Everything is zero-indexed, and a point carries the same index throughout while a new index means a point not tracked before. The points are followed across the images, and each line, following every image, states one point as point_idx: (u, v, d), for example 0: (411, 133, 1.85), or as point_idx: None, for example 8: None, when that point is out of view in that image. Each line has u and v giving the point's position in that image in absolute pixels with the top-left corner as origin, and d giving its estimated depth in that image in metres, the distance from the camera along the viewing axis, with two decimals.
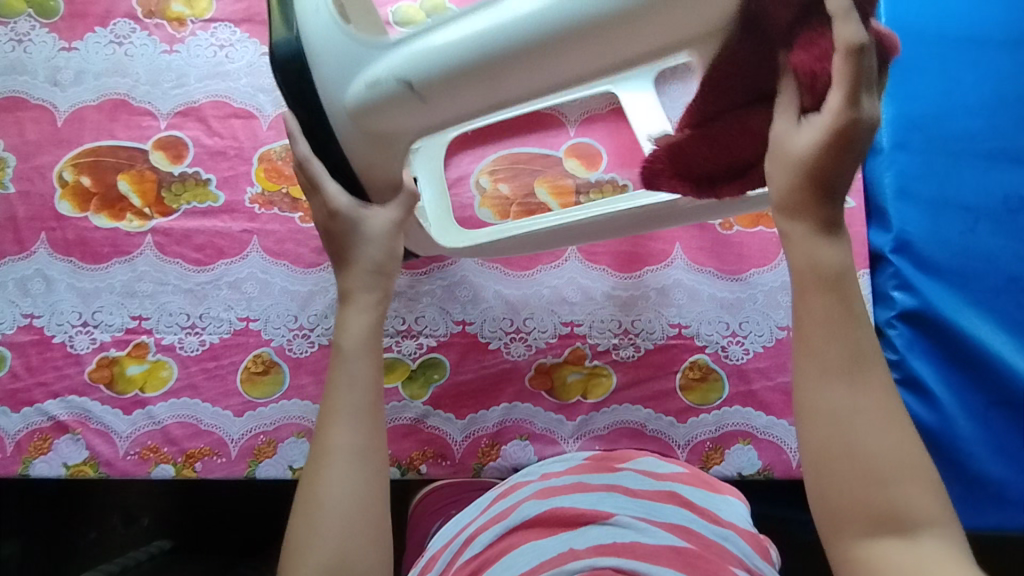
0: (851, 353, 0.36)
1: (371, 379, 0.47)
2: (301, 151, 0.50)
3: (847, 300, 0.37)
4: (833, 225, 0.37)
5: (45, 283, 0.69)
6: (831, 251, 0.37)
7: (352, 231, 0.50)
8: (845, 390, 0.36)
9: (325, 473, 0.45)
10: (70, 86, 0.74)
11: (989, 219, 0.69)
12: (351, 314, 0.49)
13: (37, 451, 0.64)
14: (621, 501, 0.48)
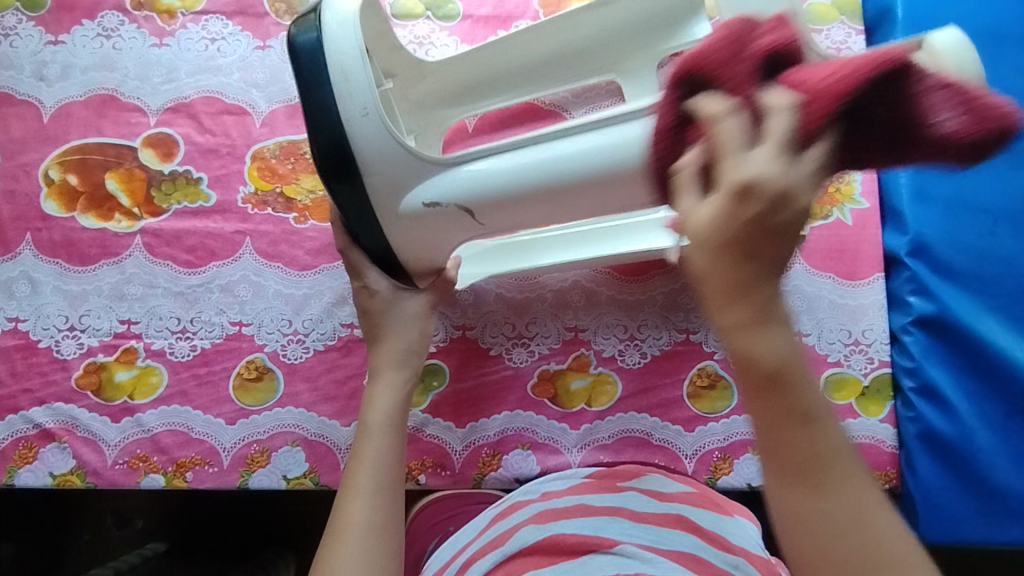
0: (806, 460, 0.31)
1: (394, 457, 0.50)
2: (341, 241, 0.56)
3: (796, 392, 0.31)
4: (764, 310, 0.31)
5: (30, 285, 0.66)
6: (765, 342, 0.31)
7: (388, 313, 0.57)
8: (815, 494, 0.31)
9: (341, 549, 0.44)
10: (57, 81, 0.71)
11: (1008, 221, 0.66)
12: (380, 393, 0.53)
13: (23, 460, 0.62)
14: (627, 527, 0.46)
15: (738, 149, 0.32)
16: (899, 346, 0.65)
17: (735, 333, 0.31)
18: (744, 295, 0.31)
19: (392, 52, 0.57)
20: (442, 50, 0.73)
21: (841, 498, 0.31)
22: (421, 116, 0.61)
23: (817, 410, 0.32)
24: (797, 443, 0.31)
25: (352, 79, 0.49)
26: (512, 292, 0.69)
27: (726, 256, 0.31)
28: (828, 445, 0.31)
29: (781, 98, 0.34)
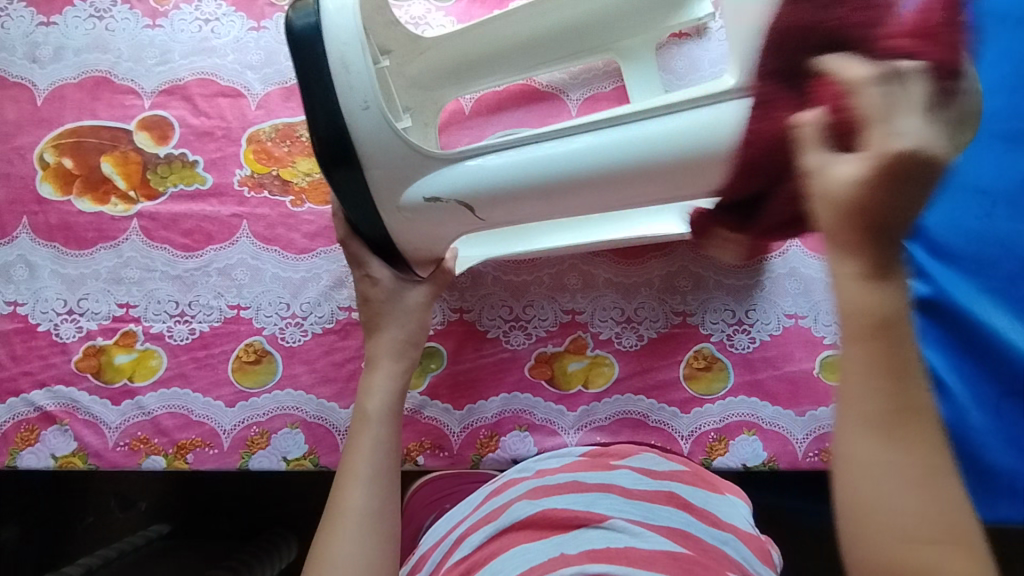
0: (897, 411, 0.30)
1: (391, 444, 0.51)
2: (341, 231, 0.56)
3: (898, 345, 0.30)
4: (889, 267, 0.31)
5: (28, 268, 0.67)
6: (881, 291, 0.31)
7: (388, 304, 0.57)
8: (886, 442, 0.30)
9: (339, 533, 0.45)
10: (49, 63, 0.71)
11: (1005, 202, 0.65)
12: (379, 378, 0.54)
13: (24, 442, 0.63)
14: (616, 503, 0.46)
15: (890, 115, 0.32)
16: None
17: (861, 287, 0.31)
18: (882, 261, 0.31)
19: (387, 27, 0.55)
20: (438, 30, 0.72)
21: (925, 458, 0.30)
22: (418, 93, 0.61)
23: (921, 375, 0.31)
24: (897, 394, 0.30)
25: (353, 69, 0.48)
26: (509, 274, 0.69)
27: (862, 201, 0.31)
28: (922, 406, 0.30)
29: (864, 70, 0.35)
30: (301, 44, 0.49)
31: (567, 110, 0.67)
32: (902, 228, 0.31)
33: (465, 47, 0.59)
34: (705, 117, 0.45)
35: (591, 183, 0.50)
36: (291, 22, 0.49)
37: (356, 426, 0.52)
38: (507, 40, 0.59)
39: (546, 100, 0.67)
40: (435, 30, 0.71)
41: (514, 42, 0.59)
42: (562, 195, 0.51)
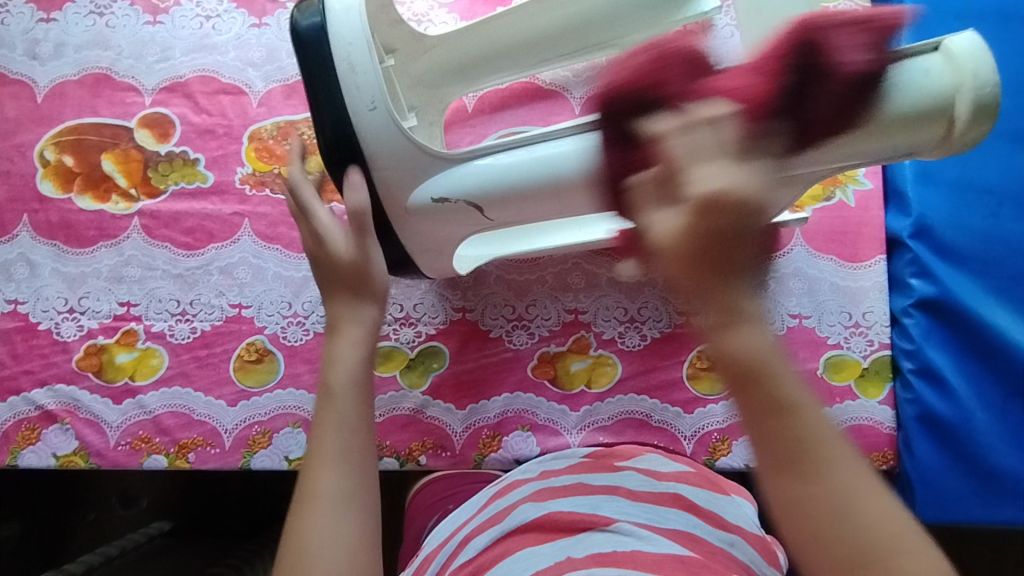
0: (793, 450, 0.32)
1: (363, 414, 0.43)
2: (295, 178, 0.50)
3: (774, 382, 0.32)
4: (735, 310, 0.33)
5: (29, 267, 0.66)
6: (735, 338, 0.32)
7: (329, 258, 0.47)
8: (796, 482, 0.32)
9: (312, 521, 0.39)
10: (49, 60, 0.70)
11: (1011, 203, 0.65)
12: (335, 338, 0.45)
13: (25, 441, 0.63)
14: (623, 506, 0.46)
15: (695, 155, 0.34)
16: (899, 328, 0.66)
17: (724, 334, 0.33)
18: (727, 308, 0.33)
19: (392, 26, 0.56)
20: (441, 28, 0.71)
21: (827, 480, 0.32)
22: (421, 91, 0.60)
23: (801, 401, 0.33)
24: (786, 432, 0.32)
25: (359, 68, 0.48)
26: (512, 273, 0.68)
27: (691, 255, 0.33)
28: (813, 432, 0.32)
29: (716, 108, 0.36)
30: (305, 45, 0.49)
31: (570, 109, 0.67)
32: (743, 267, 0.33)
33: (469, 44, 0.59)
34: None
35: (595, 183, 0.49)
36: (296, 21, 0.49)
37: (320, 403, 0.44)
38: (511, 37, 0.58)
39: (549, 99, 0.68)
40: (437, 28, 0.71)
41: (519, 39, 0.58)
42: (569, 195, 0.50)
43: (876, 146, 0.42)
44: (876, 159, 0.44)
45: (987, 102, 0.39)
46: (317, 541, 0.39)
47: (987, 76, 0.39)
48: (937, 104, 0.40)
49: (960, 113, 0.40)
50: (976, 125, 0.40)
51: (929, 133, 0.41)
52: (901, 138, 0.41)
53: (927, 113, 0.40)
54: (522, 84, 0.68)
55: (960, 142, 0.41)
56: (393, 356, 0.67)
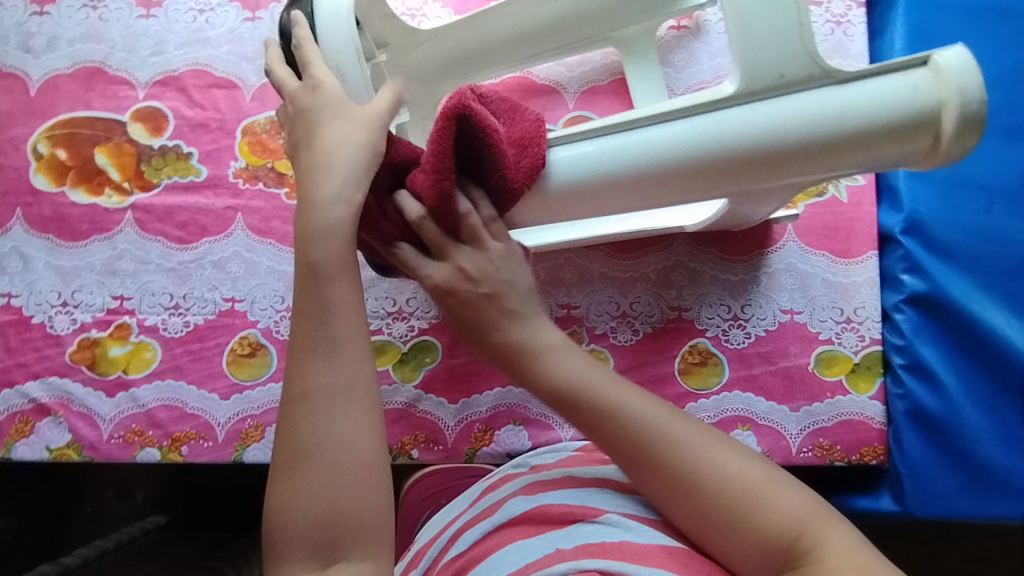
0: (633, 451, 0.41)
1: (352, 306, 0.42)
2: (299, 32, 0.48)
3: (591, 396, 0.43)
4: (526, 349, 0.45)
5: (23, 260, 0.66)
6: (548, 374, 0.44)
7: (329, 113, 0.46)
8: (645, 473, 0.41)
9: (305, 415, 0.40)
10: (43, 53, 0.70)
11: (1003, 199, 0.65)
12: (327, 186, 0.43)
13: (19, 434, 0.63)
14: (613, 497, 0.46)
15: (451, 243, 0.46)
16: (891, 324, 0.66)
17: (535, 375, 0.44)
18: (523, 351, 0.45)
19: (384, 20, 0.55)
20: (435, 22, 0.71)
21: (669, 462, 0.40)
22: (416, 87, 0.60)
23: (622, 403, 0.42)
24: (619, 439, 0.42)
25: (348, 77, 0.48)
26: None
27: (479, 333, 0.46)
28: (641, 427, 0.41)
29: (413, 206, 0.45)
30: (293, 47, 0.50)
31: (564, 104, 0.69)
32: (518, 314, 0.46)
33: (462, 37, 0.58)
34: (734, 119, 0.42)
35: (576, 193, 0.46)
36: (284, 25, 0.50)
37: (304, 284, 0.43)
38: (503, 31, 0.58)
39: (543, 93, 0.69)
40: (431, 22, 0.70)
41: (513, 33, 0.59)
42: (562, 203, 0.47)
43: (853, 161, 0.42)
44: (865, 167, 0.44)
45: (973, 117, 0.38)
46: (313, 432, 0.40)
47: (974, 93, 0.38)
48: (924, 117, 0.40)
49: (945, 126, 0.39)
50: (963, 137, 0.39)
51: (917, 145, 0.41)
52: (887, 150, 0.41)
53: (913, 126, 0.40)
54: (515, 78, 0.70)
55: (947, 155, 0.40)
56: (386, 350, 0.67)
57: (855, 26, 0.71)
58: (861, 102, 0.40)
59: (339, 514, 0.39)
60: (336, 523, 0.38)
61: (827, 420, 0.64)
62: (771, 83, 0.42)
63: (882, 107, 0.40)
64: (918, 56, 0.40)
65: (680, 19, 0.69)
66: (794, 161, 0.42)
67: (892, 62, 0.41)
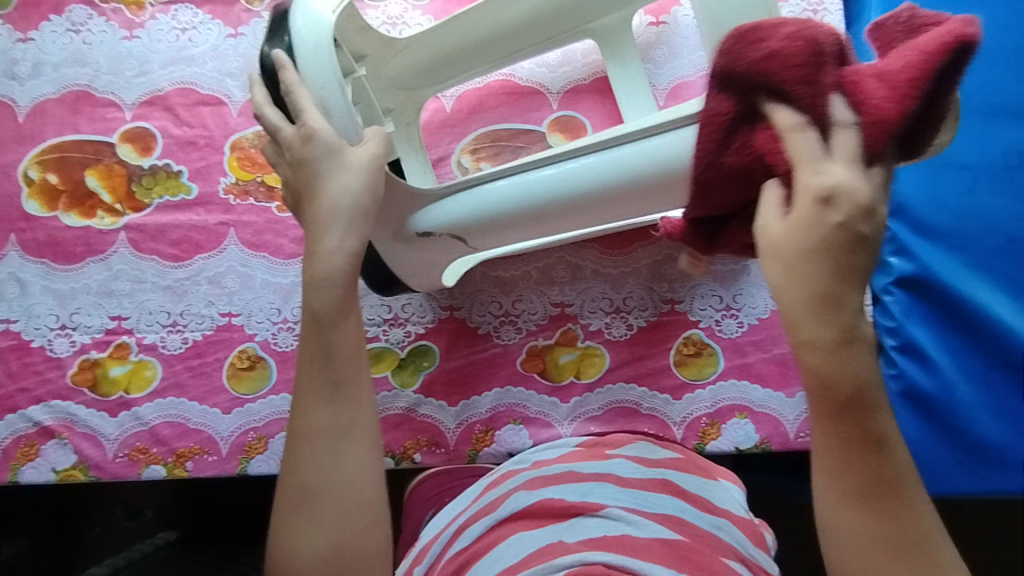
0: (881, 482, 0.33)
1: (355, 348, 0.44)
2: (289, 77, 0.48)
3: (865, 420, 0.32)
4: (854, 331, 0.32)
5: (19, 286, 0.67)
6: (820, 334, 0.32)
7: (325, 160, 0.46)
8: (861, 517, 0.33)
9: (309, 452, 0.42)
10: (29, 79, 0.71)
11: (988, 177, 0.66)
12: (328, 240, 0.44)
13: (25, 458, 0.63)
14: (613, 492, 0.47)
15: (813, 161, 0.32)
16: (882, 306, 0.68)
17: (829, 352, 0.32)
18: (833, 304, 0.32)
19: (361, 33, 0.56)
20: (415, 29, 0.72)
21: (910, 523, 0.33)
22: (397, 94, 0.62)
23: (892, 433, 0.33)
24: (874, 461, 0.33)
25: (333, 113, 0.48)
26: (496, 269, 0.69)
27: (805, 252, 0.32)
28: (898, 472, 0.33)
29: (842, 113, 0.34)
30: (276, 84, 0.51)
31: (548, 104, 0.71)
32: (864, 277, 0.32)
33: (441, 41, 0.59)
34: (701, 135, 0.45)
35: (571, 207, 0.51)
36: (265, 61, 0.50)
37: (307, 328, 0.43)
38: (480, 32, 0.58)
39: (526, 95, 0.71)
40: (411, 30, 0.71)
41: (488, 36, 0.59)
42: (553, 220, 0.53)
43: None
44: None
45: None
46: (318, 472, 0.41)
47: None
48: None
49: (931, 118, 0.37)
50: None
51: None
52: None
53: None
54: (499, 81, 0.71)
55: (929, 152, 0.39)
56: (383, 357, 0.67)
57: (831, 14, 0.72)
58: None
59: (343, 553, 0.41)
60: (338, 557, 0.40)
61: None
62: None
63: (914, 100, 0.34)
64: None
65: (656, 15, 0.70)
66: None
67: None
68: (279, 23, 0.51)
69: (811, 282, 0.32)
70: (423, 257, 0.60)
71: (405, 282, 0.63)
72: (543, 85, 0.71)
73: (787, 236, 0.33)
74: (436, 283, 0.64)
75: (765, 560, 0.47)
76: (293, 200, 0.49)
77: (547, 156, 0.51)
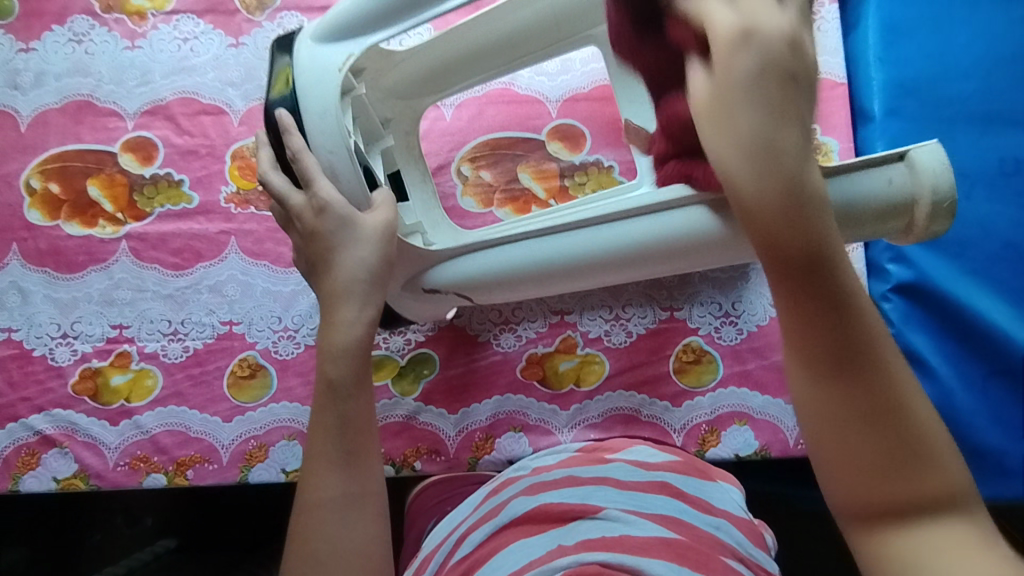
0: (844, 351, 0.32)
1: (368, 418, 0.46)
2: (295, 145, 0.48)
3: (823, 288, 0.32)
4: (784, 158, 0.32)
5: (21, 295, 0.67)
6: (764, 200, 0.32)
7: (339, 232, 0.48)
8: (833, 394, 0.32)
9: (320, 520, 0.43)
10: (31, 89, 0.71)
11: (984, 184, 0.66)
12: (346, 311, 0.47)
13: (25, 467, 0.64)
14: (611, 495, 0.47)
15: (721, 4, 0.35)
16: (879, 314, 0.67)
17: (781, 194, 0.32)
18: (770, 121, 0.32)
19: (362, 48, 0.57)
20: (415, 39, 0.73)
21: (878, 383, 0.32)
22: (396, 103, 0.62)
23: (860, 296, 0.33)
24: (841, 326, 0.32)
25: (342, 180, 0.49)
26: None
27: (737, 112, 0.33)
28: (866, 334, 0.32)
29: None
30: (281, 144, 0.51)
31: (547, 112, 0.71)
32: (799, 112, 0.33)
33: (442, 52, 0.59)
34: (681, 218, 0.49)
35: (575, 271, 0.55)
36: (270, 121, 0.51)
37: (324, 398, 0.46)
38: (480, 44, 0.59)
39: (526, 103, 0.71)
40: (411, 40, 0.72)
41: (487, 48, 0.59)
42: (556, 283, 0.57)
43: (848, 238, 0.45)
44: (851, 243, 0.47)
45: (943, 209, 0.43)
46: (327, 538, 0.43)
47: (944, 189, 0.43)
48: (900, 205, 0.44)
49: (919, 214, 0.44)
50: (935, 220, 0.44)
51: (894, 225, 0.45)
52: (870, 228, 0.45)
53: (894, 209, 0.44)
54: (498, 90, 0.72)
55: (919, 236, 0.46)
56: (384, 364, 0.68)
57: (829, 22, 0.72)
58: (861, 193, 0.44)
59: None
60: None
61: None
62: None
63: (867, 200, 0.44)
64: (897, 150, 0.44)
65: None
66: None
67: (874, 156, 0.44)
68: (283, 80, 0.51)
69: (742, 115, 0.33)
70: (430, 306, 0.62)
71: (407, 317, 0.63)
72: (542, 93, 0.72)
73: (720, 96, 0.33)
74: (440, 316, 0.65)
75: (764, 559, 0.47)
76: (307, 268, 0.51)
77: (538, 231, 0.54)
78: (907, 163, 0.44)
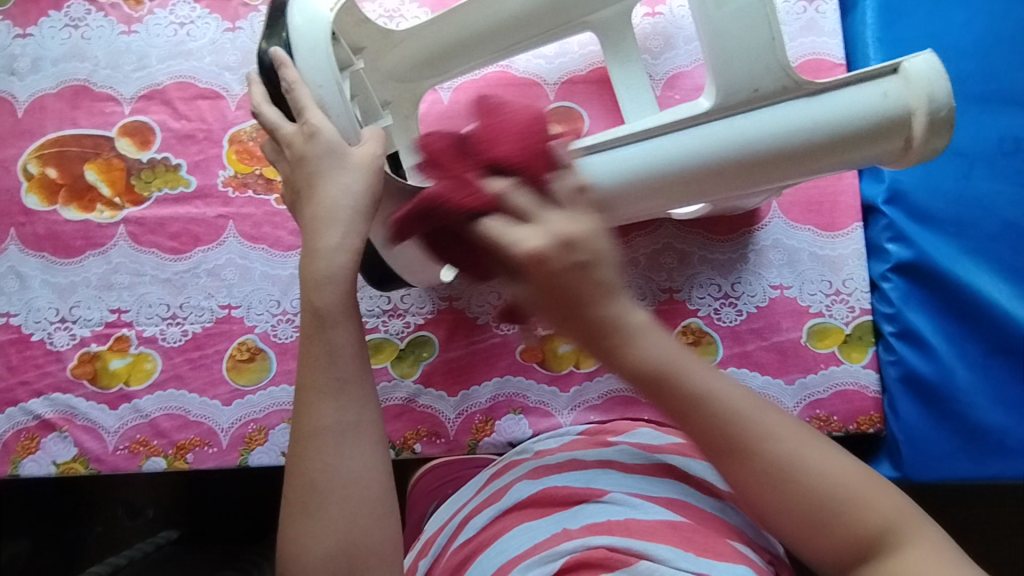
0: (721, 429, 0.44)
1: (358, 347, 0.45)
2: (288, 76, 0.49)
3: (674, 390, 0.44)
4: (618, 321, 0.44)
5: (19, 279, 0.67)
6: (635, 364, 0.44)
7: (327, 158, 0.48)
8: (742, 466, 0.44)
9: (314, 451, 0.42)
10: (28, 74, 0.71)
11: (983, 163, 0.66)
12: (330, 238, 0.46)
13: (25, 451, 0.64)
14: (616, 478, 0.47)
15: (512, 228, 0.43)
16: (880, 294, 0.66)
17: (673, 413, 0.44)
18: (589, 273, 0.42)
19: (358, 26, 0.57)
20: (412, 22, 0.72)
21: (757, 447, 0.43)
22: (395, 86, 0.62)
23: (708, 389, 0.44)
24: (709, 422, 0.44)
25: (333, 114, 0.50)
26: None
27: (576, 308, 0.43)
28: (728, 414, 0.44)
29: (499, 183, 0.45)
30: (274, 82, 0.52)
31: (546, 94, 0.71)
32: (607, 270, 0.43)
33: (438, 34, 0.59)
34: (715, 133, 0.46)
35: None
36: (262, 57, 0.52)
37: (310, 328, 0.45)
38: (476, 25, 0.59)
39: (524, 86, 0.71)
40: (409, 23, 0.71)
41: (485, 31, 0.59)
42: None
43: (854, 157, 0.45)
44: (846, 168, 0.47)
45: (941, 120, 0.43)
46: (325, 469, 0.42)
47: (941, 98, 0.43)
48: (898, 120, 0.44)
49: (918, 128, 0.43)
50: (932, 138, 0.44)
51: (890, 146, 0.45)
52: (865, 151, 0.45)
53: (892, 124, 0.44)
54: (495, 73, 0.72)
55: (918, 155, 0.45)
56: (383, 347, 0.68)
57: (826, 3, 0.72)
58: (850, 108, 0.44)
59: (354, 553, 0.41)
60: (349, 553, 0.41)
61: (822, 391, 0.65)
62: (745, 97, 0.45)
63: (853, 117, 0.44)
64: (890, 62, 0.44)
65: (653, 5, 0.72)
66: (781, 165, 0.46)
67: (865, 71, 0.44)
68: (274, 21, 0.52)
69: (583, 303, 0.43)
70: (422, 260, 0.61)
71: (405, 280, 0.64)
72: (539, 76, 0.71)
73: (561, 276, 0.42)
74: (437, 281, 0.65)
75: (767, 540, 0.47)
76: (291, 198, 0.50)
77: None
78: (899, 74, 0.44)
